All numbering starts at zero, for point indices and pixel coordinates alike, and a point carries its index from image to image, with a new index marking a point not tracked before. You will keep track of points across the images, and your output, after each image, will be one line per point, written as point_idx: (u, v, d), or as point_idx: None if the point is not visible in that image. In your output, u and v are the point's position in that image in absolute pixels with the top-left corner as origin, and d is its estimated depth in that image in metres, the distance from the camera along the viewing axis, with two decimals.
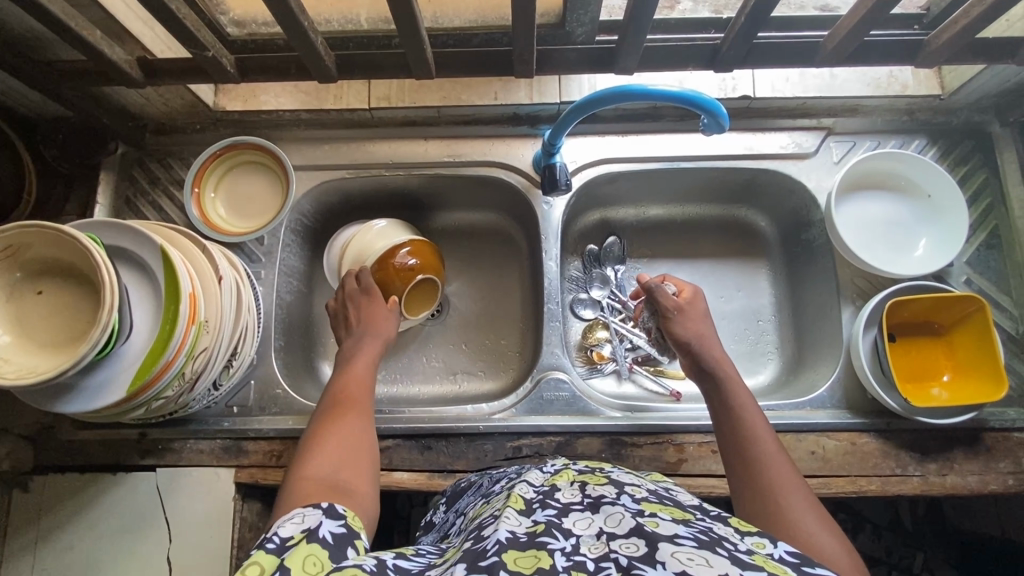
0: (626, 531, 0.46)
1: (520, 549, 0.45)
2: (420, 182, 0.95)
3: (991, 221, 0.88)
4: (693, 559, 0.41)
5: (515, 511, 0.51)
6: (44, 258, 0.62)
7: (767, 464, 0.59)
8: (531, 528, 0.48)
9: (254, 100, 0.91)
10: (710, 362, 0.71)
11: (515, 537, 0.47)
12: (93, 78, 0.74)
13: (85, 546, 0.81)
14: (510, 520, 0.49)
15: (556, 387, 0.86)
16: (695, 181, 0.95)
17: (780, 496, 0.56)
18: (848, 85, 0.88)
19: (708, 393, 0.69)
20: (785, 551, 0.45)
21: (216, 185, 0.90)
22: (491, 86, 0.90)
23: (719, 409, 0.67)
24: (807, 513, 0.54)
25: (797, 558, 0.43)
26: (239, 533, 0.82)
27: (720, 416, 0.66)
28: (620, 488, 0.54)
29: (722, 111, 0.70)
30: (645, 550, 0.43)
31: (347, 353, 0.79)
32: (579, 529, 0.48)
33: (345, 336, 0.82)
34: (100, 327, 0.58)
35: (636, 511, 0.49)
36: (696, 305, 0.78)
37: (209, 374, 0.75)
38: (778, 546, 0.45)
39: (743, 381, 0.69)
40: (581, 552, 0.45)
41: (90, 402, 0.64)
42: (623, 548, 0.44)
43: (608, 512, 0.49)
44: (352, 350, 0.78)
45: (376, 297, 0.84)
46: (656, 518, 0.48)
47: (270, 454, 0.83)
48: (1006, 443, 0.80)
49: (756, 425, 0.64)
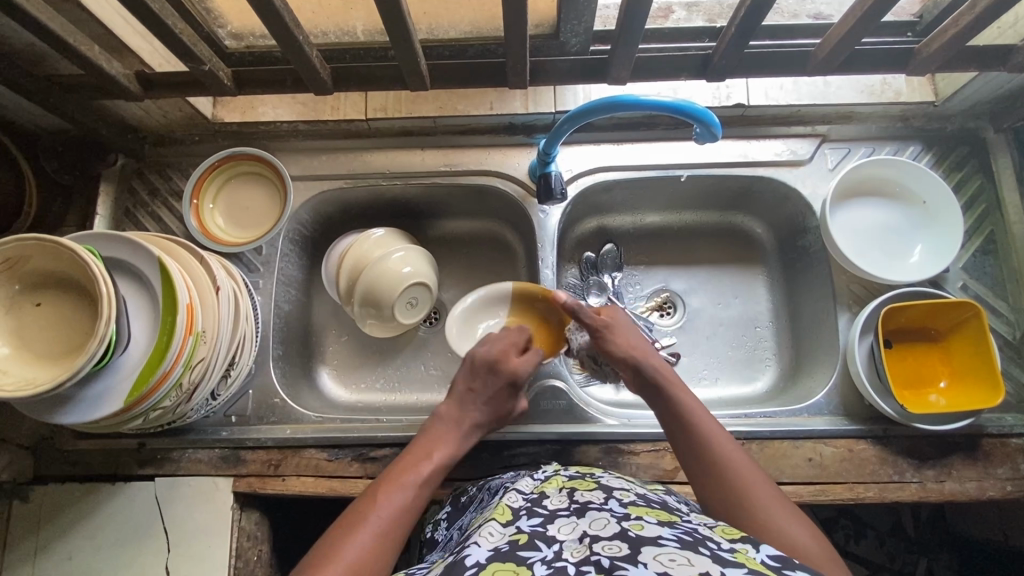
0: (611, 534, 0.46)
1: (500, 562, 0.45)
2: (417, 192, 0.95)
3: (987, 227, 0.88)
4: (675, 560, 0.42)
5: (498, 522, 0.51)
6: (43, 271, 0.63)
7: (742, 474, 0.59)
8: (513, 538, 0.48)
9: (252, 111, 0.92)
10: (652, 375, 0.71)
11: (497, 548, 0.47)
12: (92, 91, 0.75)
13: (84, 555, 0.81)
14: (491, 534, 0.49)
15: (553, 396, 0.85)
16: (690, 188, 0.95)
17: (758, 501, 0.57)
18: (842, 92, 0.89)
19: (658, 407, 0.69)
20: (768, 555, 0.45)
21: (215, 197, 0.91)
22: (487, 97, 0.91)
23: (675, 423, 0.67)
24: (780, 512, 0.56)
25: (779, 561, 0.44)
26: (237, 543, 0.82)
27: (677, 431, 0.66)
28: (608, 494, 0.55)
29: (714, 120, 0.70)
30: (628, 551, 0.44)
31: (451, 419, 0.73)
32: (563, 534, 0.49)
33: (463, 390, 0.75)
34: (98, 339, 0.59)
35: (621, 515, 0.50)
36: (620, 319, 0.79)
37: (206, 385, 0.75)
38: (761, 550, 0.45)
39: (687, 387, 0.70)
40: (563, 558, 0.45)
41: (86, 414, 0.64)
42: (605, 550, 0.44)
43: (593, 516, 0.50)
44: (455, 417, 0.73)
45: (506, 395, 0.76)
46: (642, 521, 0.49)
47: (268, 463, 0.84)
48: (1004, 450, 0.80)
49: (714, 432, 0.64)
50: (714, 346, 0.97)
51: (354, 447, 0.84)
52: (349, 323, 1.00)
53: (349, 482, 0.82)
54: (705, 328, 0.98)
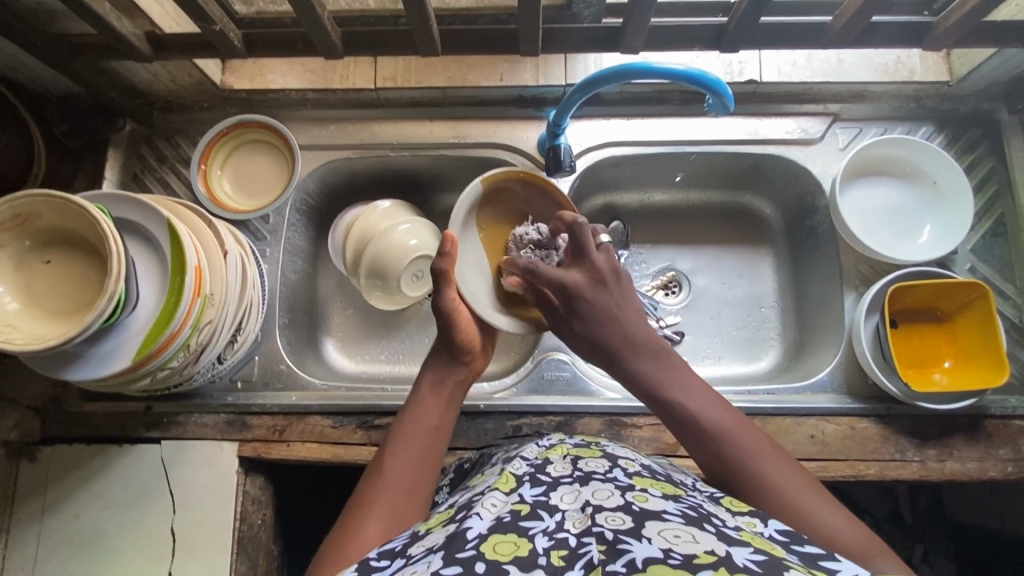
0: (614, 506, 0.46)
1: (501, 534, 0.44)
2: (425, 164, 0.95)
3: (997, 209, 0.87)
4: (679, 536, 0.42)
5: (501, 491, 0.51)
6: (52, 228, 0.64)
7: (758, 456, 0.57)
8: (515, 507, 0.48)
9: (260, 78, 0.92)
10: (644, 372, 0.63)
11: (498, 518, 0.47)
12: (104, 51, 0.75)
13: (91, 515, 0.82)
14: (494, 505, 0.49)
15: (556, 367, 0.87)
16: (698, 165, 0.95)
17: (795, 493, 0.54)
18: (855, 70, 0.88)
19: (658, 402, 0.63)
20: (776, 530, 0.47)
21: (223, 163, 0.91)
22: (497, 67, 0.90)
23: (675, 411, 0.61)
24: (817, 503, 0.54)
25: (787, 537, 0.47)
26: (242, 507, 0.83)
27: (686, 424, 0.60)
28: (613, 463, 0.55)
29: (727, 91, 0.70)
30: (631, 524, 0.44)
31: (435, 380, 0.69)
32: (565, 503, 0.48)
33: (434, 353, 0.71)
34: (107, 295, 0.59)
35: (625, 487, 0.50)
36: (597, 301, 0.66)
37: (214, 348, 0.76)
38: (769, 525, 0.48)
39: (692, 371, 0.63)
40: (564, 529, 0.45)
41: (95, 371, 0.65)
42: (607, 522, 0.44)
43: (596, 486, 0.50)
44: (438, 376, 0.69)
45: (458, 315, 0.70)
46: (646, 493, 0.49)
47: (273, 429, 0.84)
48: (1006, 431, 0.80)
49: (727, 422, 0.59)
50: (718, 325, 0.97)
51: (359, 415, 0.84)
52: (354, 295, 1.01)
53: (354, 448, 0.83)
54: (709, 307, 0.98)
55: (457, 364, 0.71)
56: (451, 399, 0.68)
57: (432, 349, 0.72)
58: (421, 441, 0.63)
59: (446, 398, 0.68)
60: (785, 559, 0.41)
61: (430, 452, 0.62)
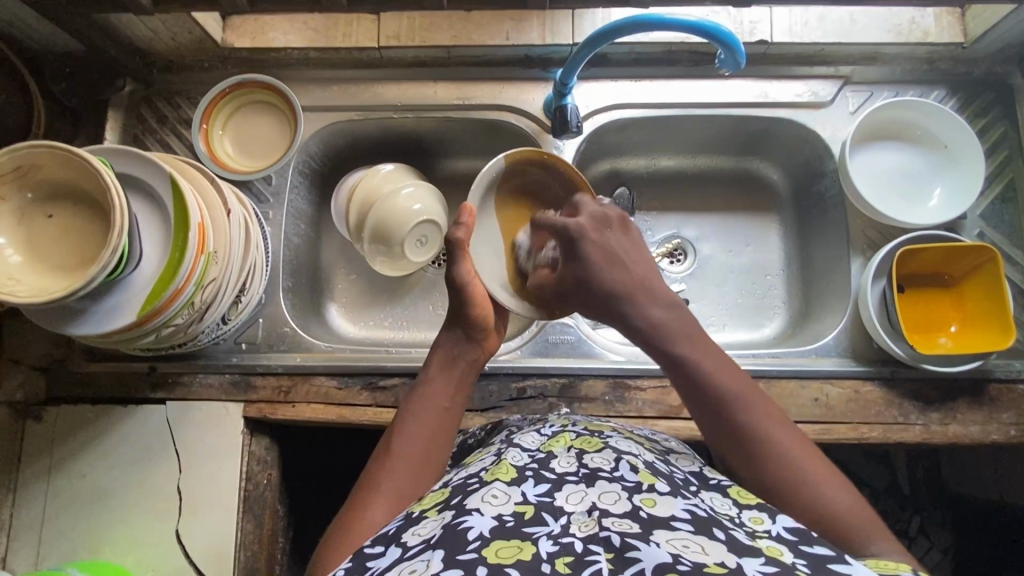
0: (621, 512, 0.46)
1: (504, 540, 0.44)
2: (429, 126, 0.94)
3: (1008, 173, 0.87)
4: (689, 547, 0.42)
5: (502, 481, 0.50)
6: (54, 180, 0.63)
7: (767, 430, 0.56)
8: (518, 510, 0.47)
9: (261, 37, 0.90)
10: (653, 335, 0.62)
11: (501, 521, 0.46)
12: (103, 5, 0.73)
13: (97, 475, 0.82)
14: (496, 499, 0.48)
15: (561, 331, 0.86)
16: (706, 129, 0.93)
17: (801, 476, 0.54)
18: (868, 31, 0.86)
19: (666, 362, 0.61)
20: (783, 528, 0.47)
21: (225, 124, 0.90)
22: (503, 25, 0.88)
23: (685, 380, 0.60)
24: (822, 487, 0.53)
25: (795, 535, 0.46)
26: (248, 466, 0.83)
27: (696, 392, 0.59)
28: (619, 457, 0.54)
29: (739, 47, 0.69)
30: (639, 529, 0.44)
31: (445, 360, 0.69)
32: (571, 505, 0.48)
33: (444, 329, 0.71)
34: (111, 249, 0.58)
35: (632, 488, 0.49)
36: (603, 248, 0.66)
37: (218, 308, 0.75)
38: (777, 522, 0.47)
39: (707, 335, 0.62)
40: (569, 533, 0.45)
41: (100, 326, 0.65)
42: (614, 526, 0.45)
43: (603, 487, 0.49)
44: (449, 355, 0.69)
45: (472, 289, 0.70)
46: (654, 493, 0.49)
47: (278, 389, 0.84)
48: (1009, 395, 0.81)
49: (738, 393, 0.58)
50: (723, 293, 0.97)
51: (363, 376, 0.85)
52: (357, 261, 1.00)
53: (358, 409, 0.83)
54: (713, 274, 0.98)
55: (469, 342, 0.71)
56: (462, 377, 0.68)
57: (445, 326, 0.72)
58: (432, 422, 0.63)
59: (456, 376, 0.68)
60: (798, 569, 0.41)
61: (440, 431, 0.63)
